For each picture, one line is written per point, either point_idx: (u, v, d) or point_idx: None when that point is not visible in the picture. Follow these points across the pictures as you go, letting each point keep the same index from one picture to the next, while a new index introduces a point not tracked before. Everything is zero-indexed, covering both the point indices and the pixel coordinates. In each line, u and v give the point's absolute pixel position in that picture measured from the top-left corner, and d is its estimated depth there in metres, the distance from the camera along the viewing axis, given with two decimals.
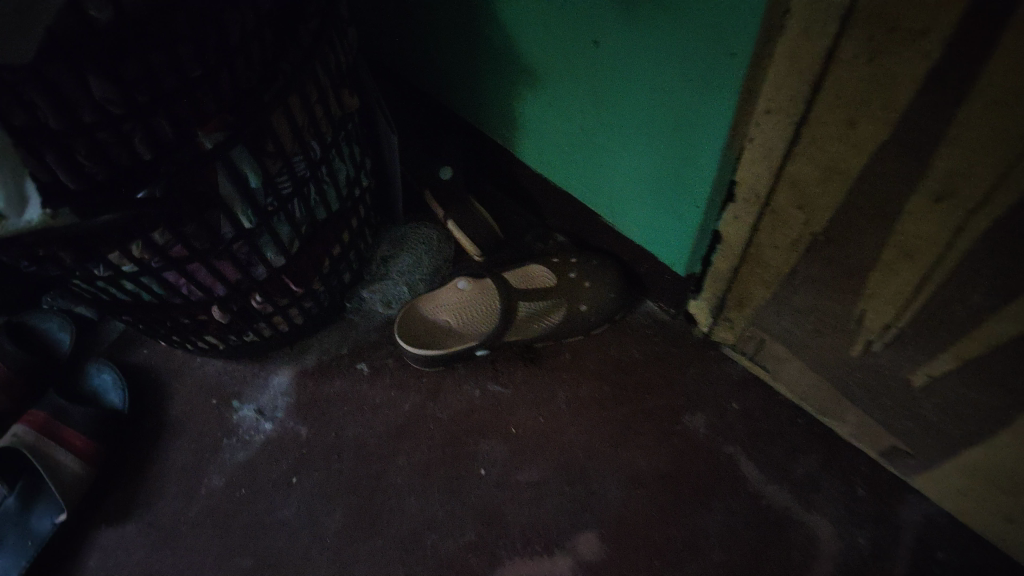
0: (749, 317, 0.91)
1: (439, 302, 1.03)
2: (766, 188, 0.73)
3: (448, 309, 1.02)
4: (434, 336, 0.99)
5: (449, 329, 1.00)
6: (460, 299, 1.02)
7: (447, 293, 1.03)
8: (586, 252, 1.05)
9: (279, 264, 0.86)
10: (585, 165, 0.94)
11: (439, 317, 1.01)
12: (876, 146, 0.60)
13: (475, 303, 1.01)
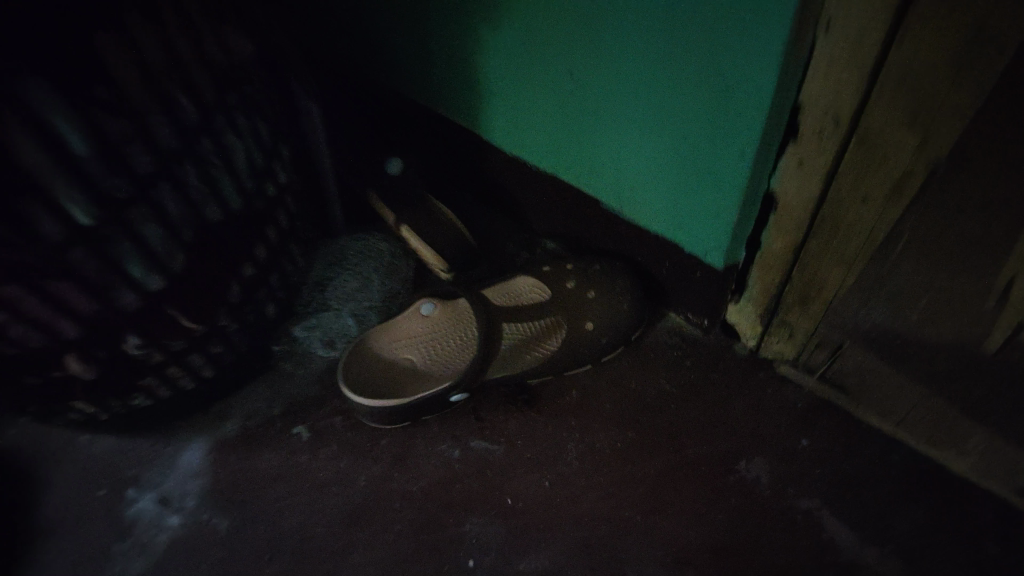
0: (818, 318, 0.66)
1: (398, 333, 0.77)
2: (853, 106, 0.49)
3: (411, 342, 0.76)
4: (392, 380, 0.74)
5: (412, 368, 0.74)
6: (425, 328, 0.76)
7: (409, 320, 0.77)
8: (585, 258, 0.80)
9: (157, 288, 0.61)
10: (576, 131, 0.70)
11: (398, 354, 0.76)
12: None
13: (444, 332, 0.76)
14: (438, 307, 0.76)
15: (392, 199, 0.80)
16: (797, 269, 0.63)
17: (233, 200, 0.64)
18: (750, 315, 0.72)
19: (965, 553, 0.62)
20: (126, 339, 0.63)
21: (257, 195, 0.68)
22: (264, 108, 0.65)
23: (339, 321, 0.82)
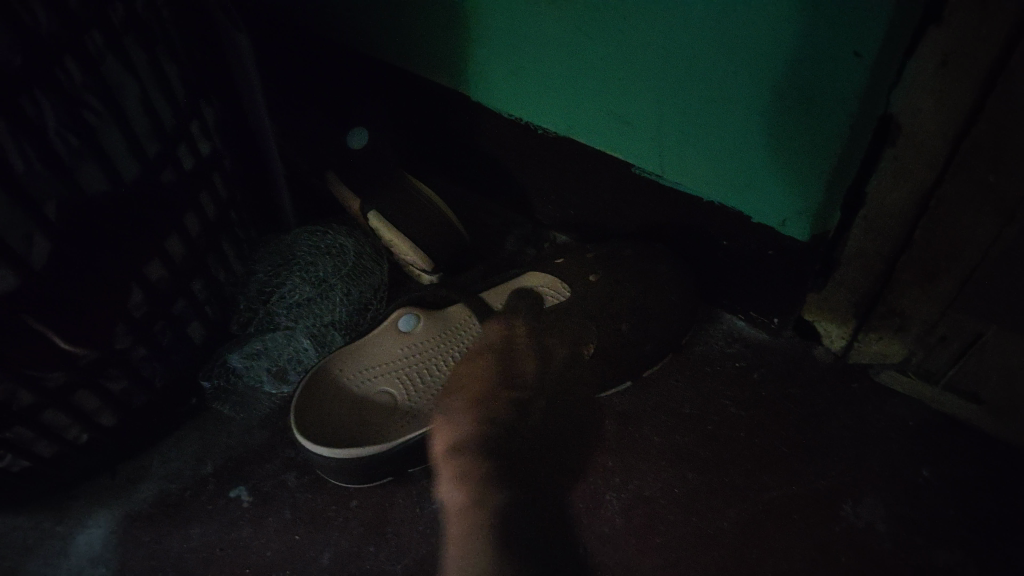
0: (943, 297, 0.48)
1: (369, 359, 0.56)
2: None
3: (386, 371, 0.55)
4: (362, 425, 0.52)
5: (388, 407, 0.53)
6: (407, 350, 0.56)
7: (383, 339, 0.56)
8: (609, 245, 0.61)
9: (8, 289, 0.41)
10: (590, 69, 0.52)
11: (369, 388, 0.54)
12: None
13: (434, 354, 0.55)
14: (419, 318, 0.57)
15: (357, 179, 0.62)
16: (921, 229, 0.45)
17: (124, 165, 0.45)
18: (838, 303, 0.54)
19: None
20: None
21: (165, 159, 0.49)
22: (163, 34, 0.46)
23: (293, 345, 0.61)
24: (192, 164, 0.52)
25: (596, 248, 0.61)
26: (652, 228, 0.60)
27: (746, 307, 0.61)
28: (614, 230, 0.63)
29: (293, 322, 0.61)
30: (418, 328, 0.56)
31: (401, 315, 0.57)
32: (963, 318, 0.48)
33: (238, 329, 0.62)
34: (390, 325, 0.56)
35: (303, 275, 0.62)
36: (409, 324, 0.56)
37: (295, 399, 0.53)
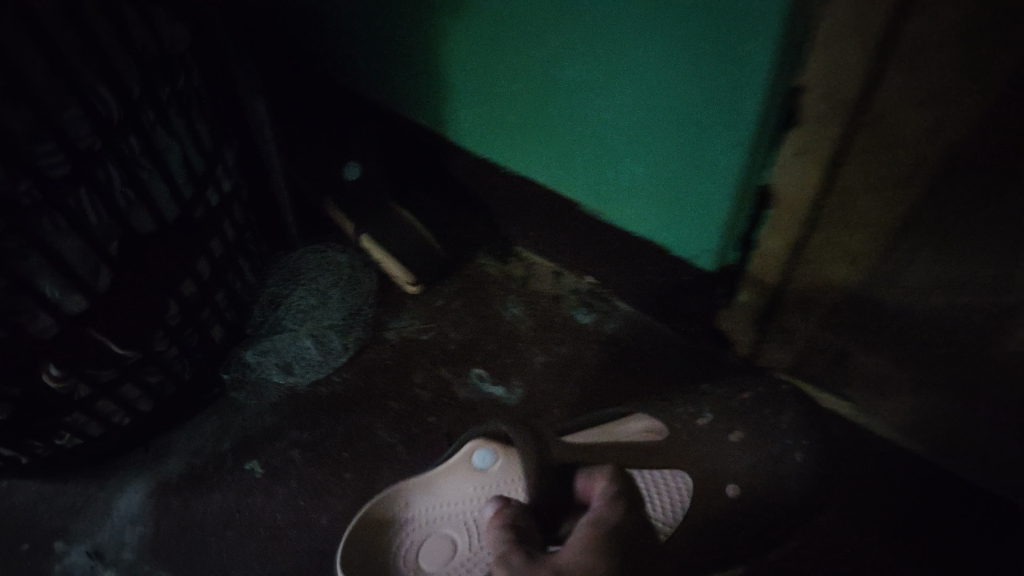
0: (821, 318, 0.61)
1: (438, 484, 0.56)
2: (860, 84, 0.44)
3: (449, 497, 0.56)
4: (411, 530, 0.56)
5: (439, 518, 0.56)
6: (478, 482, 0.56)
7: (460, 471, 0.56)
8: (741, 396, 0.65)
9: (79, 308, 0.52)
10: (545, 127, 0.64)
11: (432, 503, 0.56)
12: None
13: (497, 487, 0.56)
14: (500, 455, 0.55)
15: (353, 207, 0.74)
16: (795, 270, 0.58)
17: (167, 208, 0.56)
18: (742, 322, 0.67)
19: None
20: (45, 370, 0.54)
21: (195, 203, 0.60)
22: (196, 100, 0.57)
23: (298, 343, 0.74)
24: (217, 200, 0.63)
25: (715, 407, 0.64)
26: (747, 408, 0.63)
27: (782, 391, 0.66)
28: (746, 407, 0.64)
29: (299, 325, 0.75)
30: (496, 469, 0.56)
31: (477, 443, 0.56)
32: (864, 352, 0.61)
33: (252, 330, 0.75)
34: (465, 459, 0.56)
35: (309, 286, 0.77)
36: (487, 459, 0.56)
37: (370, 506, 0.55)
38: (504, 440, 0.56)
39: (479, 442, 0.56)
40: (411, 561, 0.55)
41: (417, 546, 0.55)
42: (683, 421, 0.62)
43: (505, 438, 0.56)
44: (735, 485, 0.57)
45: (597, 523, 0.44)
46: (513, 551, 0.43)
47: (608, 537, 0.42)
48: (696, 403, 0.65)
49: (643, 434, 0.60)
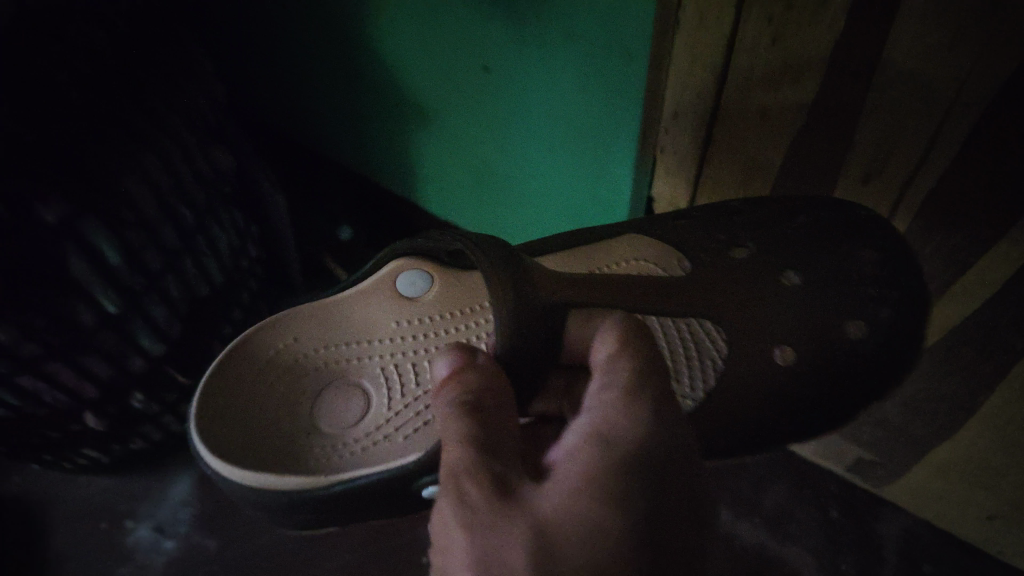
0: None
1: (355, 317, 0.62)
2: (686, 198, 0.67)
3: (373, 328, 0.62)
4: (323, 368, 0.62)
5: (359, 346, 0.62)
6: (403, 310, 0.61)
7: (380, 294, 0.61)
8: (798, 215, 0.58)
9: (160, 352, 0.74)
10: (489, 205, 0.87)
11: (348, 335, 0.62)
12: (799, 124, 0.54)
13: (429, 320, 0.61)
14: (427, 288, 0.61)
15: (343, 258, 0.97)
16: None
17: (216, 276, 0.78)
18: None
19: (807, 520, 0.84)
20: (134, 396, 0.76)
21: (233, 269, 0.82)
22: (234, 198, 0.79)
23: None
24: (247, 265, 0.85)
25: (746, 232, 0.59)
26: (773, 238, 0.58)
27: (830, 213, 0.57)
28: (763, 225, 0.59)
29: None
30: (426, 297, 0.61)
31: (404, 260, 0.60)
32: None
33: None
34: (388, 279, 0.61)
35: None
36: (417, 282, 0.60)
37: (251, 331, 0.60)
38: (434, 258, 0.60)
39: (409, 263, 0.60)
40: (309, 408, 0.61)
41: (324, 387, 0.61)
42: (700, 242, 0.59)
43: (437, 262, 0.60)
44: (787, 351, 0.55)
45: (596, 433, 0.38)
46: (467, 472, 0.37)
47: (605, 447, 0.37)
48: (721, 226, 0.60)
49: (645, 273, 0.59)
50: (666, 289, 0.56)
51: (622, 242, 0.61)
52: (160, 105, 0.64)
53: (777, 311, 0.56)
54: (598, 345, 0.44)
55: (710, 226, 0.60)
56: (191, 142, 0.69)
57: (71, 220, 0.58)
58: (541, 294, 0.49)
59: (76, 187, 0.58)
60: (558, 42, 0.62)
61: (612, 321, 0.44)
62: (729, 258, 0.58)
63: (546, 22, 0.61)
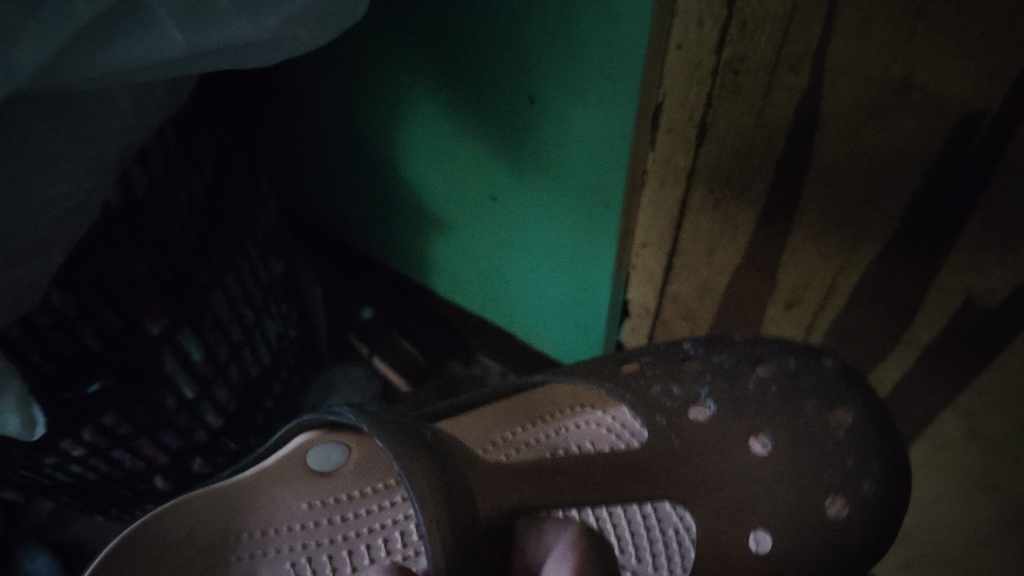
0: None
1: (268, 500, 0.62)
2: (653, 303, 0.79)
3: (283, 520, 0.62)
4: (237, 562, 0.60)
5: (272, 537, 0.61)
6: (318, 490, 0.63)
7: (293, 473, 0.62)
8: (777, 385, 0.57)
9: (219, 424, 0.89)
10: (494, 294, 1.02)
11: (262, 523, 0.61)
12: (741, 261, 0.68)
13: (341, 502, 0.63)
14: (346, 459, 0.64)
15: (370, 341, 1.11)
16: None
17: (264, 358, 0.93)
18: None
19: None
20: (195, 460, 0.90)
21: (278, 350, 0.97)
22: (281, 291, 0.94)
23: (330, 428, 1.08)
24: (287, 346, 1.00)
25: (726, 360, 0.60)
26: (742, 417, 0.56)
27: (807, 378, 0.57)
28: (729, 393, 0.58)
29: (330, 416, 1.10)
30: (340, 473, 0.63)
31: (317, 435, 0.62)
32: None
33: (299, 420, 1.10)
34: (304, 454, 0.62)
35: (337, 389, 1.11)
36: (331, 456, 0.63)
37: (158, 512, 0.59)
38: (353, 431, 0.63)
39: (320, 438, 0.62)
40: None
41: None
42: (667, 409, 0.58)
43: (354, 433, 0.63)
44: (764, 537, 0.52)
45: None
46: None
47: None
48: (682, 381, 0.60)
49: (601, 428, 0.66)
50: (636, 473, 0.52)
51: (557, 392, 0.68)
52: (239, 234, 0.80)
53: (766, 505, 0.53)
54: (553, 568, 0.43)
55: (651, 382, 0.60)
56: (254, 255, 0.85)
57: (170, 328, 0.73)
58: (483, 506, 0.45)
59: (176, 302, 0.73)
60: (560, 184, 0.77)
61: (567, 539, 0.46)
62: (700, 425, 0.56)
63: (546, 172, 0.76)
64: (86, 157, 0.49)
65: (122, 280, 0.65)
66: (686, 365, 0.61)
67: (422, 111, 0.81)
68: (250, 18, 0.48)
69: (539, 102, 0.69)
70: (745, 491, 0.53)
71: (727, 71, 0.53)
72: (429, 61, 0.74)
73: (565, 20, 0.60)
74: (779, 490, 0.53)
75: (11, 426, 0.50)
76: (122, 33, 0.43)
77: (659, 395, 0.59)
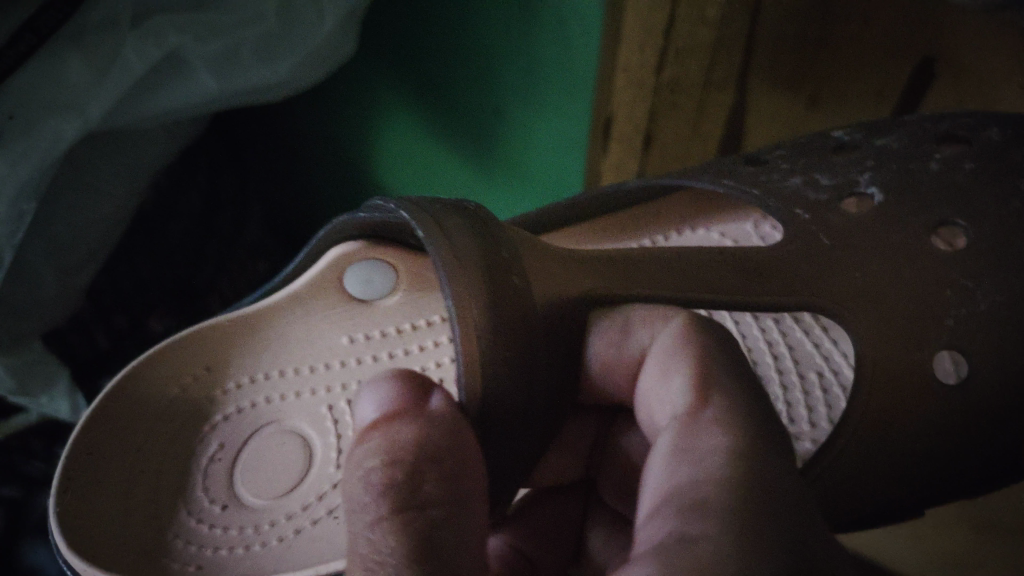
0: None
1: (292, 337, 0.44)
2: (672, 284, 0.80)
3: (319, 355, 0.44)
4: (236, 416, 0.42)
5: (289, 380, 0.44)
6: (357, 319, 0.44)
7: (325, 299, 0.44)
8: (971, 161, 0.39)
9: None
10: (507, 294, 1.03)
11: (270, 364, 0.44)
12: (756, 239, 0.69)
13: (393, 336, 0.44)
14: (393, 286, 0.43)
15: None
16: None
17: None
18: None
19: None
20: None
21: None
22: None
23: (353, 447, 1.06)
24: None
25: (897, 142, 0.41)
26: (921, 207, 0.37)
27: (1013, 145, 0.39)
28: (899, 177, 0.39)
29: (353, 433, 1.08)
30: (384, 302, 0.44)
31: (359, 246, 0.42)
32: None
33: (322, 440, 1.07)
34: (345, 260, 0.42)
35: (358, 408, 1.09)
36: (372, 279, 0.43)
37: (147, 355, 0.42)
38: (395, 243, 0.43)
39: (359, 250, 0.42)
40: (230, 469, 0.42)
41: (245, 443, 0.42)
42: (812, 202, 0.39)
43: (401, 250, 0.43)
44: (959, 367, 0.35)
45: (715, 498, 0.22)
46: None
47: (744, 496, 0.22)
48: (832, 171, 0.40)
49: (718, 236, 0.46)
50: (765, 275, 0.34)
51: (657, 207, 0.47)
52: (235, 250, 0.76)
53: (957, 326, 0.34)
54: (660, 380, 0.26)
55: (788, 175, 0.41)
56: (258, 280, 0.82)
57: None
58: (549, 289, 0.31)
59: (179, 302, 0.70)
60: (539, 192, 0.60)
61: (672, 336, 0.27)
62: (853, 216, 0.37)
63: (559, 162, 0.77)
64: (127, 182, 0.58)
65: (131, 284, 0.66)
66: (840, 154, 0.41)
67: (391, 122, 0.66)
68: (267, 56, 0.52)
69: (507, 116, 0.56)
70: (939, 294, 0.35)
71: (665, 92, 0.51)
72: (387, 52, 0.61)
73: (510, 25, 0.51)
74: (977, 326, 0.34)
75: (63, 412, 0.59)
76: (167, 84, 0.52)
77: (800, 189, 0.40)
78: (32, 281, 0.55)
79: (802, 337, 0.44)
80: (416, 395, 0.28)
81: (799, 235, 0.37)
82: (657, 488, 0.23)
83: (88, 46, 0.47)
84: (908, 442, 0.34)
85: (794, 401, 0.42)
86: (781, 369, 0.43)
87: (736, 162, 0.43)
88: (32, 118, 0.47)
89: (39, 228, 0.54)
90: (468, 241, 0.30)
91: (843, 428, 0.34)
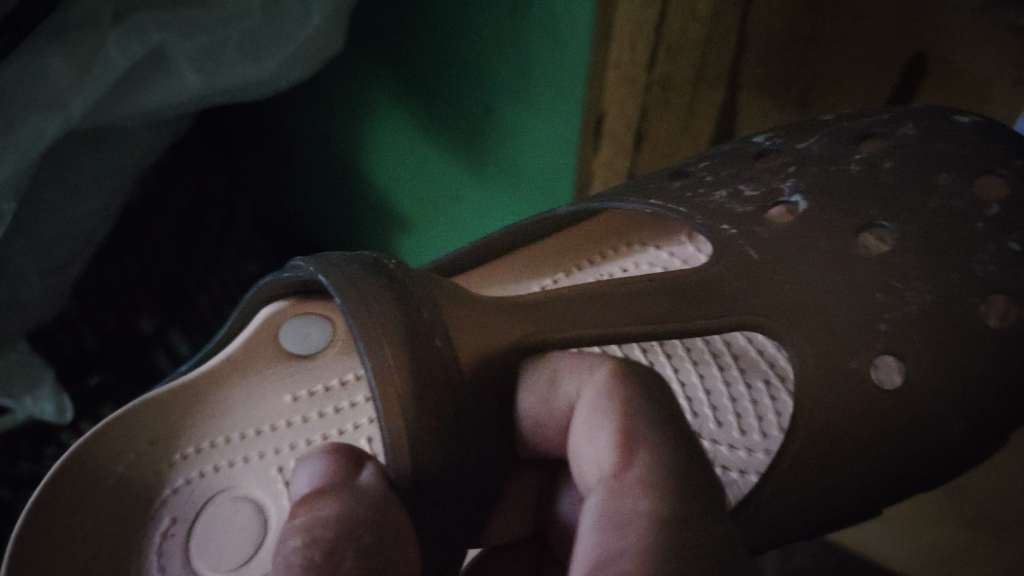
0: None
1: (234, 403, 0.43)
2: None
3: (262, 418, 0.43)
4: (186, 489, 0.41)
5: (235, 446, 0.42)
6: (299, 377, 0.43)
7: (262, 360, 0.43)
8: (889, 160, 0.38)
9: None
10: None
11: (216, 432, 0.42)
12: None
13: (337, 389, 0.44)
14: (330, 340, 0.43)
15: None
16: None
17: None
18: None
19: None
20: None
21: None
22: None
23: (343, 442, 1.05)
24: None
25: (817, 145, 0.40)
26: (849, 210, 0.37)
27: (934, 142, 0.38)
28: (827, 179, 0.39)
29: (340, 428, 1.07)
30: (323, 358, 0.44)
31: (285, 304, 0.42)
32: None
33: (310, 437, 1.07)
34: (275, 321, 0.43)
35: None
36: (308, 335, 0.43)
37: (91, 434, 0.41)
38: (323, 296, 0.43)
39: (289, 306, 0.42)
40: (185, 544, 0.40)
41: (197, 516, 0.41)
42: (738, 215, 0.38)
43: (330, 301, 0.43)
44: (893, 374, 0.34)
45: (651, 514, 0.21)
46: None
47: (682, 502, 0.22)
48: (756, 180, 0.40)
49: (652, 252, 0.46)
50: (698, 297, 0.34)
51: (601, 226, 0.47)
52: (224, 247, 0.75)
53: (893, 328, 0.34)
54: (589, 436, 0.26)
55: (713, 188, 0.41)
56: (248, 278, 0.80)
57: (162, 329, 0.69)
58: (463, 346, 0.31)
59: (167, 303, 0.69)
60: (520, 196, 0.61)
61: (597, 391, 0.27)
62: (781, 227, 0.37)
63: None
64: (107, 183, 0.57)
65: (119, 284, 0.65)
66: (761, 161, 0.41)
67: (379, 125, 0.66)
68: (251, 54, 0.51)
69: (495, 113, 0.56)
70: (868, 298, 0.35)
71: (657, 89, 0.50)
72: (376, 51, 0.60)
73: (493, 17, 0.50)
74: (909, 328, 0.34)
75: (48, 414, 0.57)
76: (153, 81, 0.51)
77: (725, 202, 0.39)
78: (14, 280, 0.55)
79: (745, 344, 0.45)
80: (349, 466, 0.28)
81: (724, 250, 0.37)
82: (581, 559, 0.21)
83: (70, 44, 0.47)
84: (845, 486, 0.35)
85: (743, 412, 0.43)
86: (728, 381, 0.44)
87: (659, 178, 0.43)
88: (13, 116, 0.46)
89: (19, 231, 0.53)
90: (372, 290, 0.31)
91: (795, 443, 0.34)
